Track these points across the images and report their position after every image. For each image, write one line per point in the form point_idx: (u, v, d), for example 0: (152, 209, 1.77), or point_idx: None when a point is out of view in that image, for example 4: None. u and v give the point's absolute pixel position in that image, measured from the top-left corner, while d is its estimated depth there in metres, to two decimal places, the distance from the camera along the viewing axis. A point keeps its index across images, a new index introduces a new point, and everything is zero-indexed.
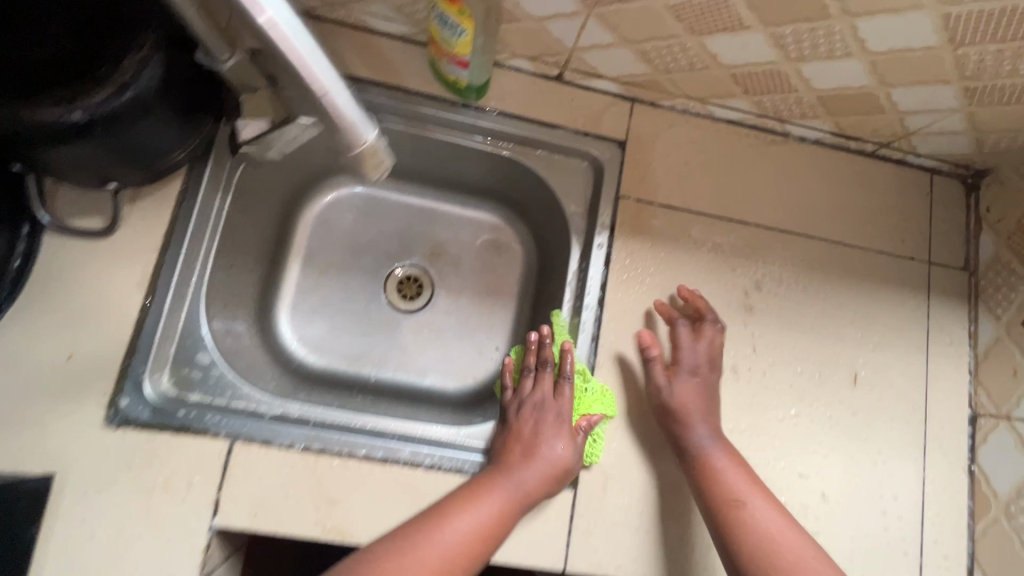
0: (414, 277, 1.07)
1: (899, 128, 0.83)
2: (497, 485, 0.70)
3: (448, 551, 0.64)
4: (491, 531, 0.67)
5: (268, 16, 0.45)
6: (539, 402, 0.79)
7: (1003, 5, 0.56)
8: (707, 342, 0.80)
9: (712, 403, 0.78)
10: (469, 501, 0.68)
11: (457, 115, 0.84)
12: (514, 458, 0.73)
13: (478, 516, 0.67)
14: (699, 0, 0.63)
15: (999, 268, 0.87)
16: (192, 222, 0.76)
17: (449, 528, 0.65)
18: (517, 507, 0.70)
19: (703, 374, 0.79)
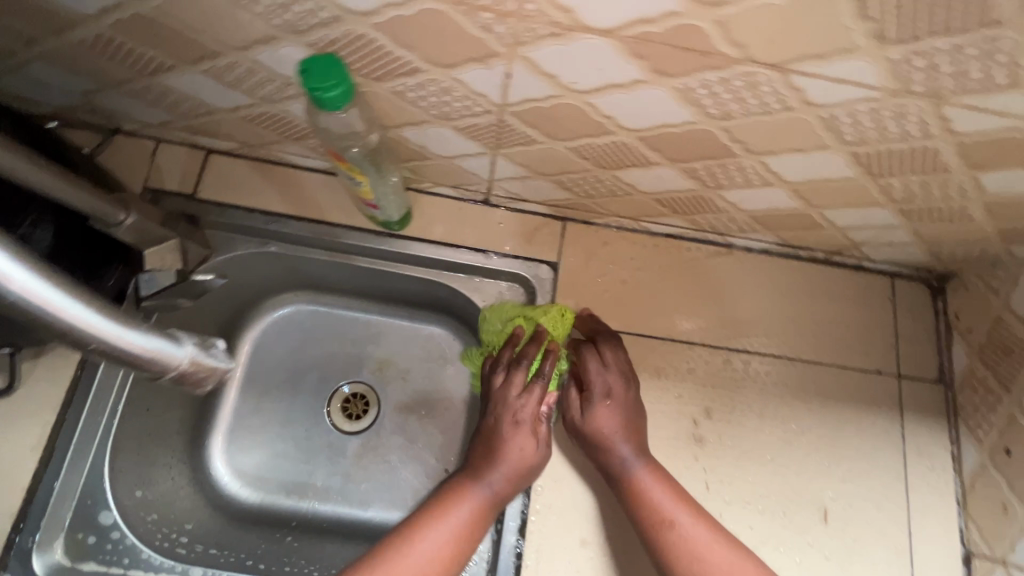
0: (360, 395, 1.00)
1: (845, 240, 0.78)
2: (465, 496, 0.72)
3: (423, 570, 0.66)
4: (464, 537, 0.69)
5: (19, 285, 0.37)
6: (504, 389, 0.76)
7: (912, 145, 0.53)
8: (614, 358, 0.77)
9: (630, 424, 0.75)
10: (437, 519, 0.69)
11: (383, 243, 0.81)
12: (478, 462, 0.74)
13: (446, 533, 0.69)
14: (597, 144, 0.61)
15: (974, 384, 0.79)
16: (93, 389, 0.79)
17: (420, 548, 0.67)
18: (490, 509, 0.72)
19: (616, 396, 0.76)
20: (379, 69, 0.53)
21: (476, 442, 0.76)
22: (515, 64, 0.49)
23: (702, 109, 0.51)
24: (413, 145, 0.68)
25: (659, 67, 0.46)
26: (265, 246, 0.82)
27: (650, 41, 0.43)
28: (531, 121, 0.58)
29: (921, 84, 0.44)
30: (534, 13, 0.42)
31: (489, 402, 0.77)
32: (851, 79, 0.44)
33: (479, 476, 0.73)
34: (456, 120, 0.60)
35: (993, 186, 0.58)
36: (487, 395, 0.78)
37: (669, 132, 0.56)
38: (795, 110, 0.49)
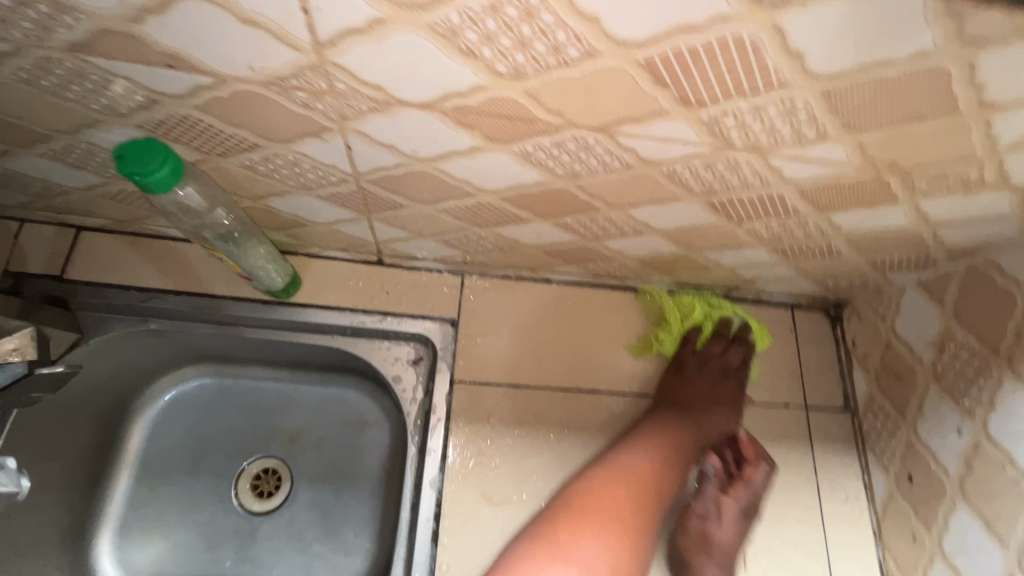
0: (271, 470, 0.93)
1: (738, 277, 0.80)
2: (670, 422, 0.77)
3: (632, 480, 0.71)
4: (672, 454, 0.75)
5: None
6: (720, 367, 0.83)
7: (757, 193, 0.54)
8: (766, 483, 0.75)
9: (739, 537, 0.73)
10: (654, 436, 0.75)
11: (273, 313, 0.78)
12: (683, 404, 0.79)
13: (650, 446, 0.74)
14: (465, 205, 0.60)
15: (875, 410, 0.80)
16: None
17: (635, 455, 0.73)
18: (685, 438, 0.77)
19: (743, 517, 0.73)
20: (218, 145, 0.51)
21: (677, 389, 0.80)
22: (350, 137, 0.48)
23: (547, 169, 0.51)
24: (284, 214, 0.66)
25: (490, 134, 0.46)
26: (144, 323, 0.77)
27: (468, 111, 0.43)
28: (390, 187, 0.57)
29: (739, 139, 0.45)
30: (347, 91, 0.42)
31: (697, 366, 0.82)
32: (673, 137, 0.45)
33: (678, 418, 0.77)
34: (317, 189, 0.59)
35: (846, 225, 0.60)
36: (692, 358, 0.83)
37: (527, 192, 0.56)
38: (635, 167, 0.50)
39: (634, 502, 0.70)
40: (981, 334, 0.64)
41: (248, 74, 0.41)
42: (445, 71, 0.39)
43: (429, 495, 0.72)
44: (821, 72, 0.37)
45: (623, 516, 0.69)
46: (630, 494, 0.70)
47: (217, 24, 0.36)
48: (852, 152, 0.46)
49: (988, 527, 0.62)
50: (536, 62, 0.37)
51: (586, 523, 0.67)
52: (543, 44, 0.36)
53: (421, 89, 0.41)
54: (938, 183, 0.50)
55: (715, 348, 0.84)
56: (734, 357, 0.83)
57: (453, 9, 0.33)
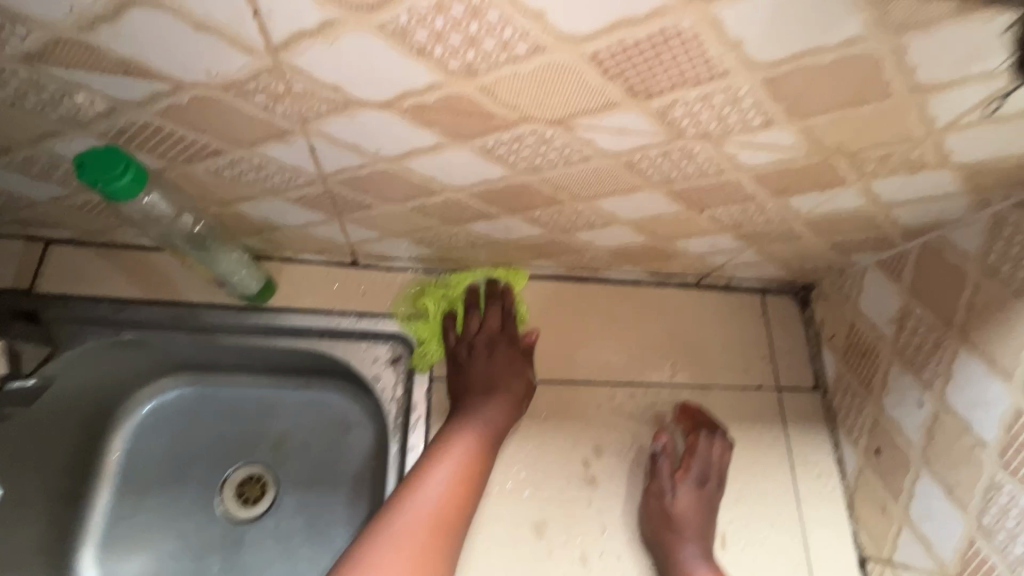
0: (256, 477, 0.93)
1: (706, 264, 0.82)
2: (459, 434, 0.71)
3: (432, 511, 0.64)
4: (467, 468, 0.69)
5: None
6: (487, 339, 0.78)
7: (714, 180, 0.55)
8: (720, 453, 0.77)
9: (708, 512, 0.74)
10: (426, 468, 0.68)
11: (249, 318, 0.78)
12: (472, 403, 0.74)
13: (447, 465, 0.68)
14: (433, 202, 0.61)
15: (844, 388, 0.82)
16: None
17: (430, 482, 0.66)
18: (481, 446, 0.71)
19: (701, 489, 0.75)
20: (181, 151, 0.51)
21: (467, 386, 0.76)
22: (313, 139, 0.49)
23: (510, 164, 0.52)
24: (253, 219, 0.66)
25: (451, 131, 0.47)
26: (118, 334, 0.77)
27: (428, 109, 0.44)
28: (357, 188, 0.58)
29: (692, 128, 0.46)
30: (306, 92, 0.42)
31: (468, 355, 0.78)
32: (630, 129, 0.46)
33: (466, 421, 0.72)
34: (284, 192, 0.59)
35: (804, 208, 0.62)
36: (460, 348, 0.79)
37: (492, 188, 0.57)
38: (595, 159, 0.51)
39: (429, 536, 0.63)
40: (936, 308, 0.67)
41: (205, 79, 0.41)
42: (401, 71, 0.40)
43: None
44: (761, 61, 0.38)
45: (415, 555, 0.61)
46: (422, 531, 0.63)
47: (169, 30, 0.37)
48: (800, 136, 0.47)
49: (950, 493, 0.65)
50: (489, 58, 0.38)
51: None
52: (494, 41, 0.37)
53: (379, 89, 0.42)
54: (884, 164, 0.52)
55: (484, 321, 0.80)
56: (482, 327, 0.80)
57: (403, 9, 0.34)
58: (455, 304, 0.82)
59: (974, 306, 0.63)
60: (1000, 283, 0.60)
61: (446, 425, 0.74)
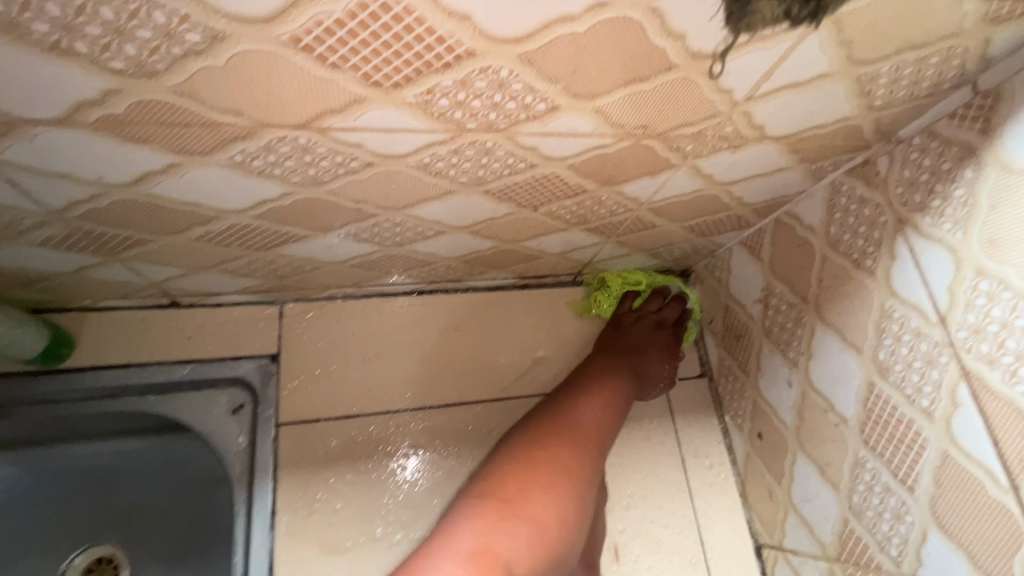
0: (104, 558, 0.82)
1: (575, 262, 0.77)
2: (625, 369, 0.74)
3: (592, 434, 0.68)
4: (622, 406, 0.72)
5: None
6: (656, 321, 0.82)
7: (529, 175, 0.50)
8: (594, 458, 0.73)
9: (591, 523, 0.70)
10: (578, 399, 0.70)
11: (45, 383, 0.66)
12: (626, 351, 0.77)
13: (603, 397, 0.71)
14: (222, 229, 0.52)
15: (727, 372, 0.80)
16: None
17: (593, 405, 0.70)
18: (627, 396, 0.73)
19: None
20: None
21: (619, 341, 0.78)
22: (7, 168, 0.39)
23: (280, 179, 0.44)
24: (10, 268, 0.54)
25: (177, 147, 0.38)
26: None
27: (126, 122, 0.35)
28: (113, 222, 0.48)
29: (468, 120, 0.40)
30: None
31: (632, 321, 0.81)
32: (397, 126, 0.39)
33: (618, 367, 0.74)
34: (24, 234, 0.48)
35: (642, 195, 0.57)
36: (630, 315, 0.81)
37: (280, 207, 0.49)
38: (378, 164, 0.44)
39: (590, 458, 0.66)
40: (794, 285, 0.65)
41: None
42: (47, 73, 0.30)
43: (260, 552, 0.65)
44: (502, 35, 0.32)
45: (579, 471, 0.64)
46: (577, 453, 0.65)
47: None
48: (596, 121, 0.42)
49: (823, 473, 0.63)
50: (155, 53, 0.30)
51: (534, 479, 0.61)
52: (148, 31, 0.29)
53: (39, 98, 0.32)
54: (702, 142, 0.48)
55: (653, 304, 0.83)
56: (659, 311, 0.83)
57: None
58: (659, 288, 0.84)
59: (824, 280, 0.60)
60: (843, 255, 0.58)
61: (591, 360, 0.76)
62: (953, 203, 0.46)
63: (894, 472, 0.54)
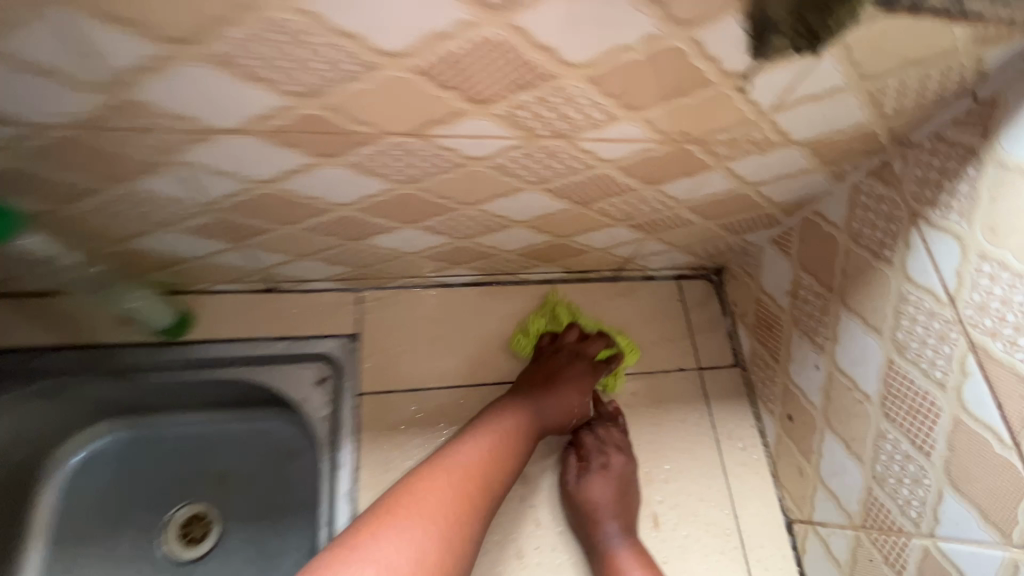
0: (199, 515, 0.93)
1: (617, 257, 0.85)
2: (513, 408, 0.75)
3: (468, 467, 0.67)
4: (509, 442, 0.72)
5: None
6: (580, 352, 0.84)
7: (586, 175, 0.59)
8: (614, 435, 0.81)
9: (624, 493, 0.77)
10: (477, 431, 0.71)
11: (168, 354, 0.78)
12: (535, 385, 0.79)
13: (490, 432, 0.72)
14: (329, 221, 0.63)
15: (758, 361, 0.86)
16: None
17: (473, 442, 0.70)
18: (522, 429, 0.74)
19: (609, 470, 0.78)
20: (61, 193, 0.52)
21: (531, 375, 0.81)
22: (188, 169, 0.50)
23: (385, 177, 0.55)
24: (156, 253, 0.67)
25: (316, 151, 0.49)
26: (33, 385, 0.76)
27: (286, 131, 0.46)
28: (249, 213, 0.59)
29: (541, 128, 0.50)
30: (162, 125, 0.44)
31: (552, 352, 0.84)
32: (485, 134, 0.49)
33: (521, 401, 0.76)
34: (177, 224, 0.60)
35: (682, 194, 0.66)
36: (546, 348, 0.84)
37: (380, 201, 0.60)
38: (465, 165, 0.54)
39: (466, 491, 0.65)
40: (819, 276, 0.72)
41: (56, 121, 0.42)
42: (244, 98, 0.42)
43: (344, 506, 0.74)
44: (578, 62, 0.42)
45: (452, 504, 0.63)
46: (465, 485, 0.65)
47: (6, 78, 0.38)
48: (645, 128, 0.51)
49: (848, 448, 0.69)
50: (324, 79, 0.41)
51: (400, 517, 0.60)
52: (323, 64, 0.39)
53: (231, 116, 0.44)
54: (735, 146, 0.57)
55: (571, 336, 0.85)
56: (580, 342, 0.85)
57: (225, 43, 0.37)
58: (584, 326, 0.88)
59: (848, 270, 0.67)
60: (863, 247, 0.64)
61: (499, 400, 0.78)
62: (959, 197, 0.53)
63: (913, 441, 0.60)
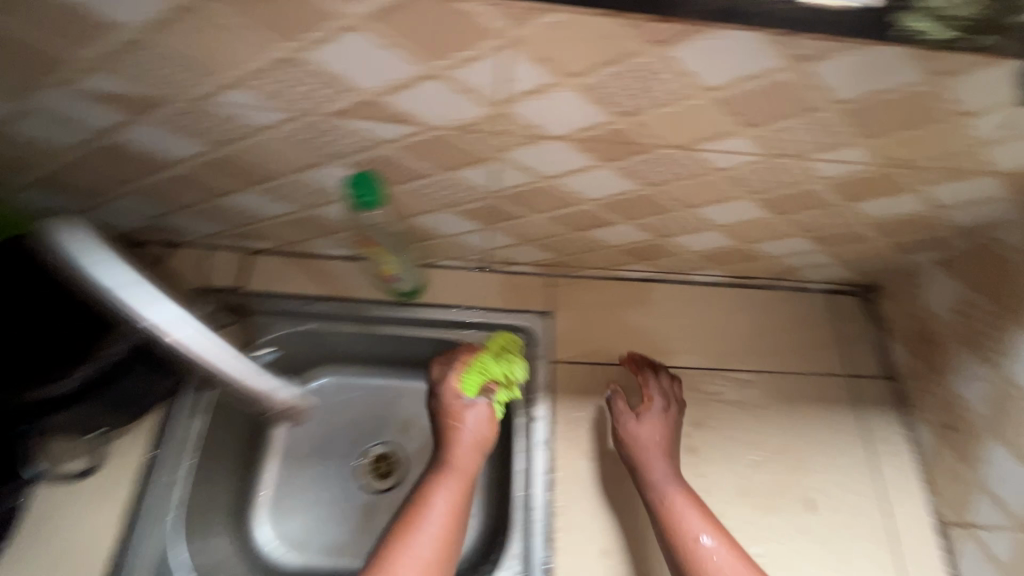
0: (388, 454, 1.04)
1: (782, 267, 0.96)
2: (432, 492, 0.82)
3: (424, 562, 0.74)
4: (452, 520, 0.79)
5: (177, 338, 0.47)
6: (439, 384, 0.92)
7: (799, 189, 0.71)
8: (665, 384, 0.90)
9: (673, 436, 0.87)
10: (410, 523, 0.78)
11: (401, 311, 0.96)
12: (438, 468, 0.85)
13: (438, 520, 0.78)
14: (570, 213, 0.79)
15: (913, 373, 0.93)
16: (168, 450, 0.85)
17: (422, 535, 0.76)
18: (454, 506, 0.80)
19: (659, 416, 0.87)
20: (401, 175, 0.71)
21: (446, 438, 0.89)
22: (502, 164, 0.67)
23: (640, 179, 0.69)
24: (424, 229, 0.86)
25: (604, 156, 0.65)
26: (301, 325, 0.96)
27: (594, 140, 0.62)
28: (517, 202, 0.76)
29: (785, 148, 0.63)
30: (512, 131, 0.61)
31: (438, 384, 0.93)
32: (739, 150, 0.63)
33: (442, 479, 0.83)
34: (458, 207, 0.78)
35: (872, 213, 0.76)
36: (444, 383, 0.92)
37: (622, 200, 0.74)
38: (706, 174, 0.68)
39: None
40: (992, 295, 0.79)
41: (446, 124, 0.60)
42: (585, 115, 0.58)
43: (540, 452, 0.88)
44: (843, 98, 0.55)
45: None
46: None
47: (441, 93, 0.56)
48: (869, 153, 0.63)
49: (1017, 454, 0.76)
50: (648, 103, 0.56)
51: None
52: (654, 92, 0.55)
53: (564, 127, 0.60)
54: (939, 172, 0.67)
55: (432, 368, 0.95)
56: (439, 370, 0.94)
57: (599, 76, 0.53)
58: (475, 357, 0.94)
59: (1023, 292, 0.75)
60: None
61: (419, 481, 0.84)
62: None
63: None
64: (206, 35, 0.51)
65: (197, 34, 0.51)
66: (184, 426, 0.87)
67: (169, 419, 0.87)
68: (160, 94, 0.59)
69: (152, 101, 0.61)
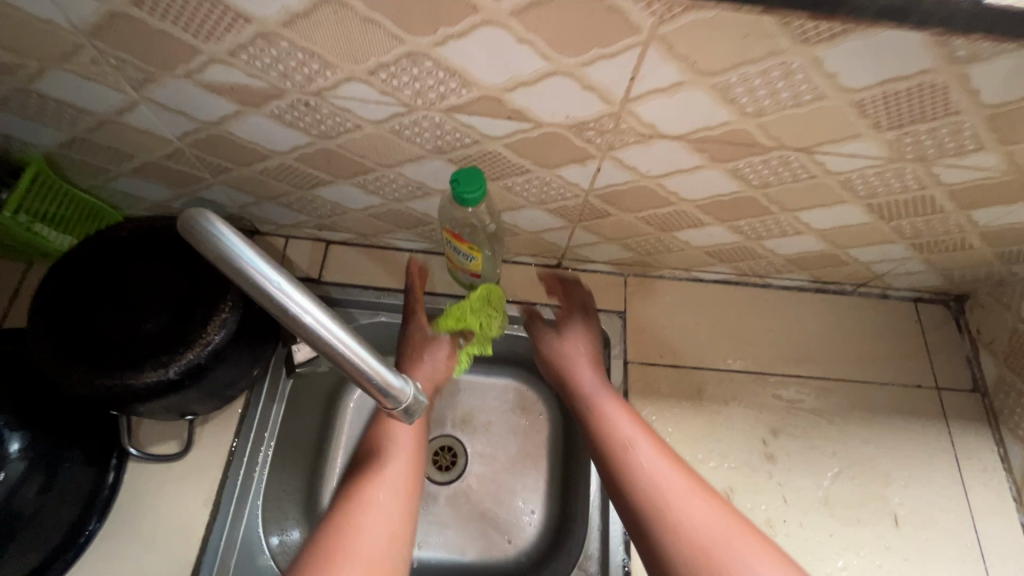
0: (447, 447, 1.00)
1: (869, 273, 0.92)
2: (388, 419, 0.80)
3: (388, 479, 0.72)
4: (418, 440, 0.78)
5: (309, 322, 0.46)
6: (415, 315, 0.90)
7: (913, 195, 0.68)
8: (579, 298, 0.93)
9: (593, 346, 0.88)
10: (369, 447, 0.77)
11: None
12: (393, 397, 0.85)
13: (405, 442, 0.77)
14: (662, 213, 0.77)
15: (1006, 389, 0.89)
16: (251, 434, 0.86)
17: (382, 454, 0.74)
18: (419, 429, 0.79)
19: (573, 329, 0.89)
20: (498, 170, 0.70)
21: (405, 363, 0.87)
22: (606, 162, 0.66)
23: (746, 181, 0.67)
24: (507, 225, 0.85)
25: (715, 156, 0.63)
26: (376, 317, 0.96)
27: (710, 140, 0.60)
28: (610, 201, 0.75)
29: (912, 152, 0.60)
30: (627, 129, 0.60)
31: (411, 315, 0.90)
32: (861, 154, 0.60)
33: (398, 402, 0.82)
34: (548, 203, 0.77)
35: (984, 221, 0.73)
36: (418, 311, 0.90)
37: (721, 202, 0.72)
38: (818, 177, 0.65)
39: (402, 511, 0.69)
40: None
41: (560, 121, 0.59)
42: (708, 114, 0.56)
43: None
44: (990, 102, 0.52)
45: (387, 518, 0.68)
46: (393, 508, 0.68)
47: (565, 90, 0.55)
48: (1001, 159, 0.60)
49: None
50: (779, 104, 0.54)
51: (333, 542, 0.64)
52: (788, 92, 0.52)
53: (682, 126, 0.58)
54: None
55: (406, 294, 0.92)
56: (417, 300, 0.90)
57: (735, 74, 0.51)
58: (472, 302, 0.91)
59: None
60: None
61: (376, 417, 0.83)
62: None
63: None
64: (336, 29, 0.51)
65: (328, 27, 0.51)
66: (262, 413, 0.88)
67: (252, 403, 0.88)
68: (276, 86, 0.60)
69: (267, 92, 0.61)
